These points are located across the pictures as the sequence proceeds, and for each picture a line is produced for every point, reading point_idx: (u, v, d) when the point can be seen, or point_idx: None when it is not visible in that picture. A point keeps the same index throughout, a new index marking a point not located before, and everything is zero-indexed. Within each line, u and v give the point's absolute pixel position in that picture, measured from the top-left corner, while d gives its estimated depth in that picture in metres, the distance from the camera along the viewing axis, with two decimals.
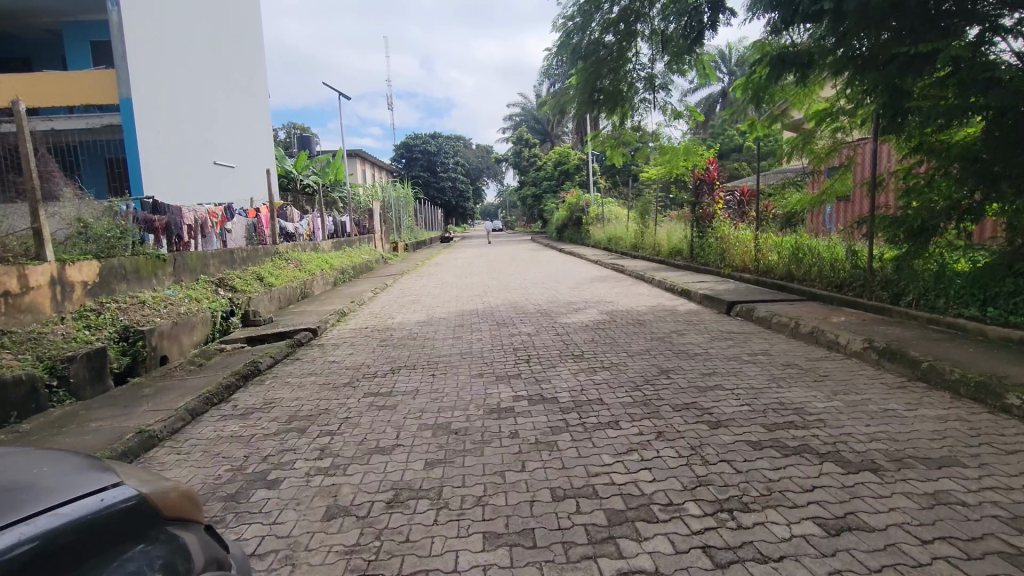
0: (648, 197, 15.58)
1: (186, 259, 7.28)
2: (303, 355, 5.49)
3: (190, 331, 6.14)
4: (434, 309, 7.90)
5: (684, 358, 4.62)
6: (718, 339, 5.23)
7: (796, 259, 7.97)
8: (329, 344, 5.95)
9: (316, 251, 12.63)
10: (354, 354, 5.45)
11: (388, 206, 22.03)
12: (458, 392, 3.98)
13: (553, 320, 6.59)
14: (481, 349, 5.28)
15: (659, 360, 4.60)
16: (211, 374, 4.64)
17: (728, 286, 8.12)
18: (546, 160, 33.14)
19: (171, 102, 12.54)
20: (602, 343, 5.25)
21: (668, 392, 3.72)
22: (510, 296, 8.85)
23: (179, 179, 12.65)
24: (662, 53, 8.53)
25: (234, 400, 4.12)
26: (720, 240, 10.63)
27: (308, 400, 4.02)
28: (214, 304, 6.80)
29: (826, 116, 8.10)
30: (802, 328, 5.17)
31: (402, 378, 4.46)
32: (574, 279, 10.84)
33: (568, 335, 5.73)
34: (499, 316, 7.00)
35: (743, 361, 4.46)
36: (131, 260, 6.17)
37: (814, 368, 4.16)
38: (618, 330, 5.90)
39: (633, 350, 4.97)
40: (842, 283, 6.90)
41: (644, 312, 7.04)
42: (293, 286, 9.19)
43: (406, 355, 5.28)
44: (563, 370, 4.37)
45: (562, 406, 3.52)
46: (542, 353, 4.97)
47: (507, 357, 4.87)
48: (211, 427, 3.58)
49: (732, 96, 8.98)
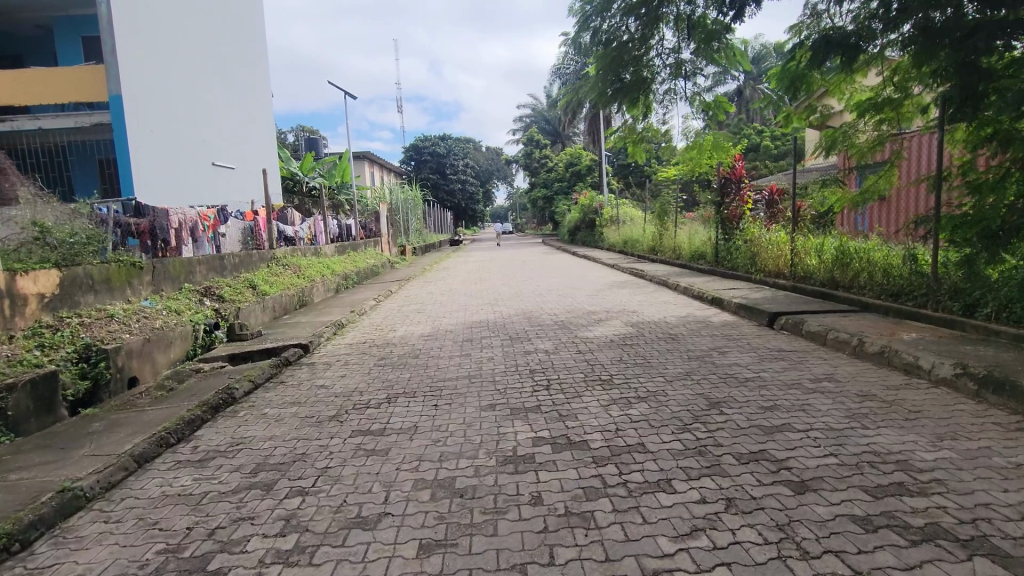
0: (668, 197, 14.82)
1: (168, 266, 6.62)
2: (290, 378, 4.80)
3: (166, 347, 5.47)
4: (440, 320, 7.20)
5: (735, 386, 3.87)
6: (768, 361, 4.48)
7: (841, 264, 7.21)
8: (321, 363, 5.27)
9: (319, 256, 12.00)
10: (348, 376, 4.75)
11: (396, 209, 21.41)
12: (465, 432, 3.25)
13: (573, 334, 5.86)
14: (492, 372, 4.57)
15: (704, 387, 3.87)
16: (177, 405, 3.94)
17: (764, 295, 7.38)
18: (558, 161, 32.36)
19: (167, 100, 11.94)
20: (634, 365, 4.52)
21: (726, 436, 2.98)
22: (523, 305, 8.13)
23: (175, 181, 12.04)
24: (689, 41, 7.75)
25: (196, 440, 3.42)
26: (750, 244, 9.84)
27: (284, 442, 3.31)
28: (196, 316, 6.14)
29: (872, 107, 7.34)
30: (869, 347, 4.42)
31: (400, 410, 3.75)
32: (591, 285, 10.09)
33: (592, 354, 5.00)
34: (513, 330, 6.28)
35: (808, 392, 3.70)
36: (101, 268, 5.52)
37: (900, 402, 3.40)
38: (648, 347, 5.15)
39: (672, 374, 4.24)
40: (899, 292, 6.12)
41: (674, 324, 6.30)
42: (289, 294, 8.54)
43: (407, 378, 4.57)
44: (590, 402, 3.64)
45: (595, 457, 2.78)
46: (565, 378, 4.25)
47: (524, 383, 4.16)
48: (158, 480, 2.87)
49: (766, 87, 8.20)
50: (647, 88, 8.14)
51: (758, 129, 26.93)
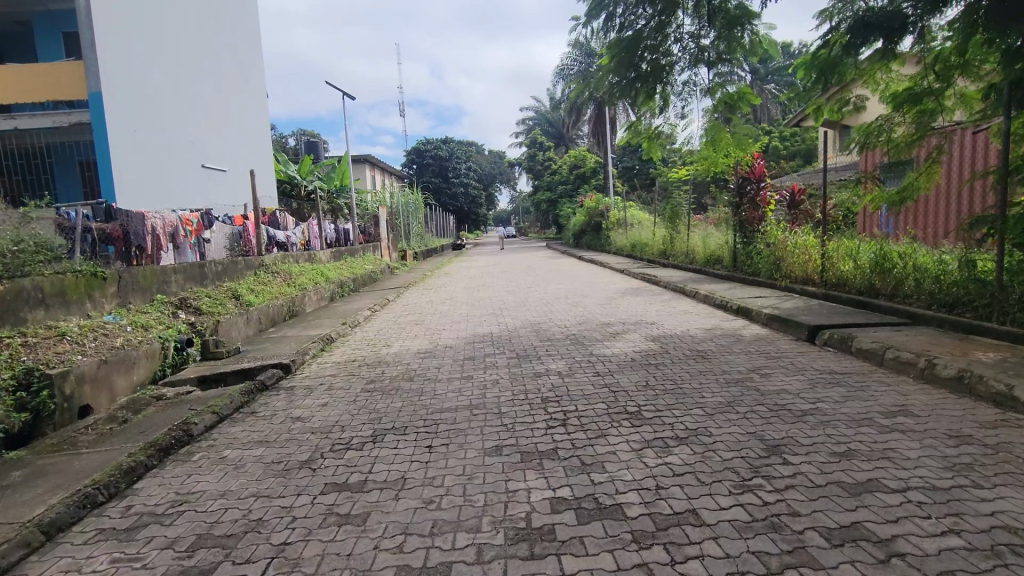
0: (679, 199, 14.16)
1: (137, 276, 5.96)
2: (263, 406, 4.15)
3: (129, 368, 4.84)
4: (439, 333, 6.55)
5: (792, 423, 3.19)
6: (821, 389, 3.80)
7: (882, 269, 6.53)
8: (302, 387, 4.61)
9: (313, 263, 11.36)
10: (331, 404, 4.10)
11: (396, 212, 20.76)
12: (464, 489, 2.59)
13: (588, 351, 5.19)
14: (498, 401, 3.91)
15: (754, 423, 3.21)
16: (120, 446, 3.27)
17: (796, 304, 6.71)
18: (562, 163, 31.69)
19: (155, 98, 11.34)
20: (664, 393, 3.86)
21: (801, 501, 2.30)
22: (530, 316, 7.45)
23: (161, 182, 11.37)
24: (710, 28, 7.08)
25: (131, 497, 2.75)
26: (772, 247, 9.15)
27: (237, 502, 2.64)
28: (165, 333, 5.50)
29: (913, 99, 6.65)
30: (944, 371, 3.75)
31: (386, 454, 3.09)
32: (602, 293, 9.43)
33: (613, 377, 4.33)
34: (520, 346, 5.62)
35: (884, 431, 3.03)
36: (55, 280, 4.87)
37: (1009, 449, 2.72)
38: (677, 369, 4.47)
39: (711, 405, 3.57)
40: (956, 302, 5.44)
41: (701, 339, 5.63)
42: (277, 305, 7.90)
43: (398, 407, 3.92)
44: (618, 445, 2.97)
45: (635, 533, 2.11)
46: (584, 410, 3.58)
47: (536, 417, 3.49)
48: (65, 563, 2.21)
49: (794, 77, 7.53)
50: (665, 78, 7.47)
51: (766, 129, 26.26)
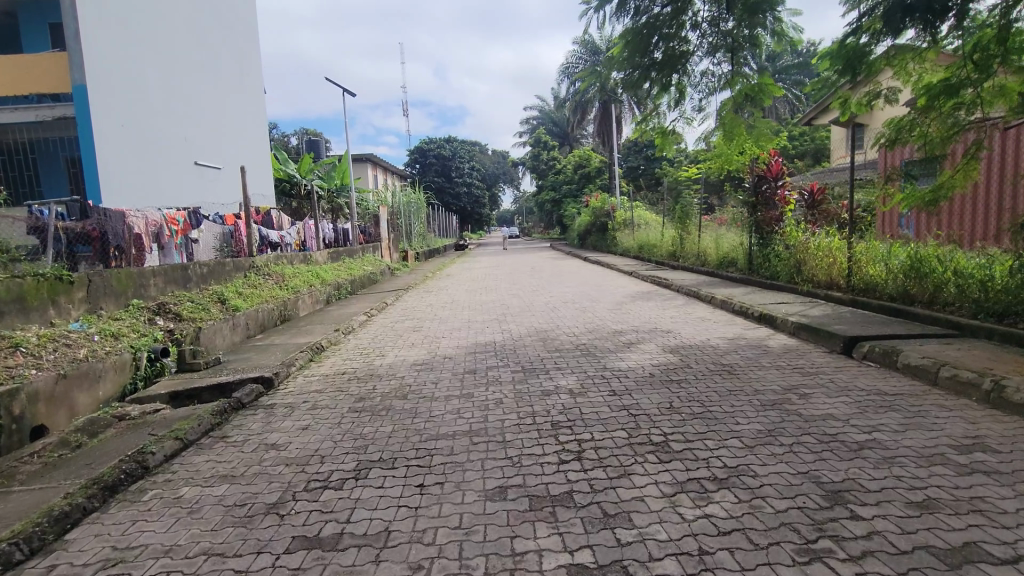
0: (688, 198, 13.63)
1: (110, 279, 5.49)
2: (235, 429, 3.66)
3: (93, 383, 4.36)
4: (438, 342, 6.06)
5: (850, 460, 2.70)
6: (874, 415, 3.30)
7: (918, 273, 6.02)
8: (283, 406, 4.13)
9: (309, 264, 10.89)
10: (313, 428, 3.61)
11: (398, 212, 20.31)
12: (460, 550, 2.10)
13: (601, 365, 4.70)
14: (502, 426, 3.42)
15: (804, 461, 2.72)
16: (58, 484, 2.78)
17: (823, 311, 6.21)
18: (566, 162, 31.17)
19: (144, 93, 10.82)
20: (692, 419, 3.35)
21: None
22: (536, 322, 6.95)
23: (149, 180, 10.86)
24: (729, 15, 6.50)
25: (57, 554, 2.27)
26: (792, 250, 8.64)
27: (183, 563, 2.16)
28: (138, 342, 5.03)
29: (949, 90, 6.11)
30: (1018, 396, 3.24)
31: (369, 497, 2.60)
32: (611, 297, 8.95)
33: (632, 396, 3.84)
34: (525, 358, 5.12)
35: (964, 472, 2.53)
36: (11, 284, 4.40)
37: None
38: (703, 388, 3.98)
39: (750, 435, 3.07)
40: (1007, 311, 4.93)
41: (725, 351, 5.13)
42: (267, 309, 7.44)
43: (388, 433, 3.43)
44: (646, 488, 2.48)
45: None
46: (601, 439, 3.09)
47: (545, 449, 2.99)
48: None
49: (819, 68, 7.01)
50: (682, 67, 6.92)
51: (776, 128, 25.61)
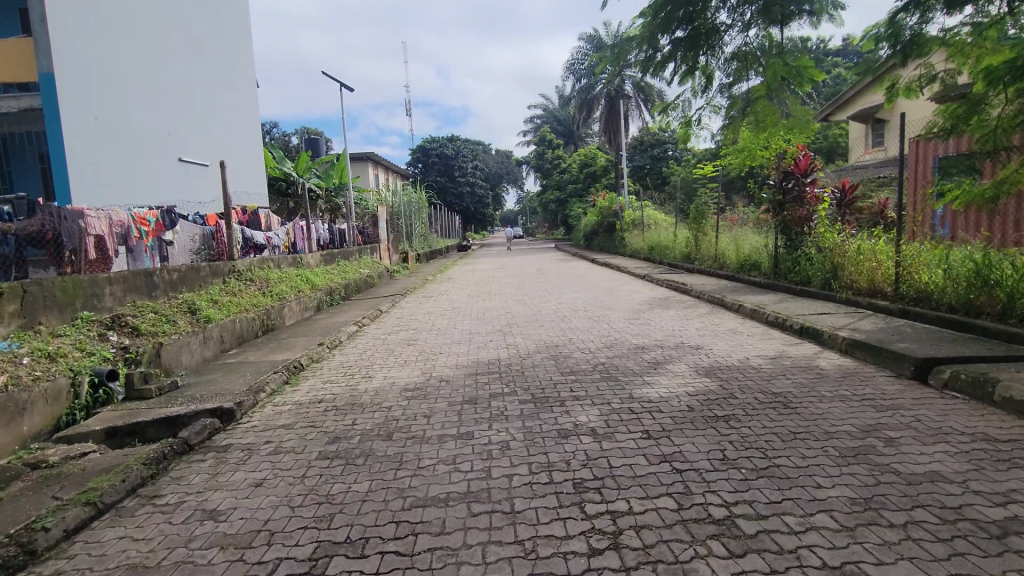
0: (704, 197, 12.81)
1: (52, 287, 4.73)
2: (168, 485, 2.88)
3: (12, 418, 3.57)
4: (434, 361, 5.26)
5: (1003, 558, 1.91)
6: (999, 477, 2.50)
7: (989, 282, 5.19)
8: (240, 449, 3.36)
9: (300, 267, 10.13)
10: (265, 483, 2.84)
11: (398, 211, 19.52)
12: None
13: (627, 393, 3.93)
14: (510, 486, 2.63)
15: (936, 559, 1.92)
16: None
17: (876, 325, 5.40)
18: (571, 161, 30.36)
19: (119, 83, 10.05)
20: (757, 479, 2.56)
21: None
22: (545, 335, 6.17)
23: (126, 178, 10.12)
24: None
25: None
26: (827, 252, 7.86)
27: None
28: (80, 365, 4.27)
29: (1015, 70, 5.03)
30: None
31: None
32: (627, 305, 8.17)
33: (669, 441, 3.06)
34: (535, 382, 4.34)
35: None
36: None
37: None
38: (758, 428, 3.20)
39: (843, 509, 2.28)
40: None
41: (771, 373, 4.35)
42: (246, 318, 6.68)
43: (362, 494, 2.66)
44: None
45: None
46: (642, 514, 2.30)
47: (568, 530, 2.21)
48: None
49: (862, 48, 6.14)
50: (713, 45, 6.09)
51: None
